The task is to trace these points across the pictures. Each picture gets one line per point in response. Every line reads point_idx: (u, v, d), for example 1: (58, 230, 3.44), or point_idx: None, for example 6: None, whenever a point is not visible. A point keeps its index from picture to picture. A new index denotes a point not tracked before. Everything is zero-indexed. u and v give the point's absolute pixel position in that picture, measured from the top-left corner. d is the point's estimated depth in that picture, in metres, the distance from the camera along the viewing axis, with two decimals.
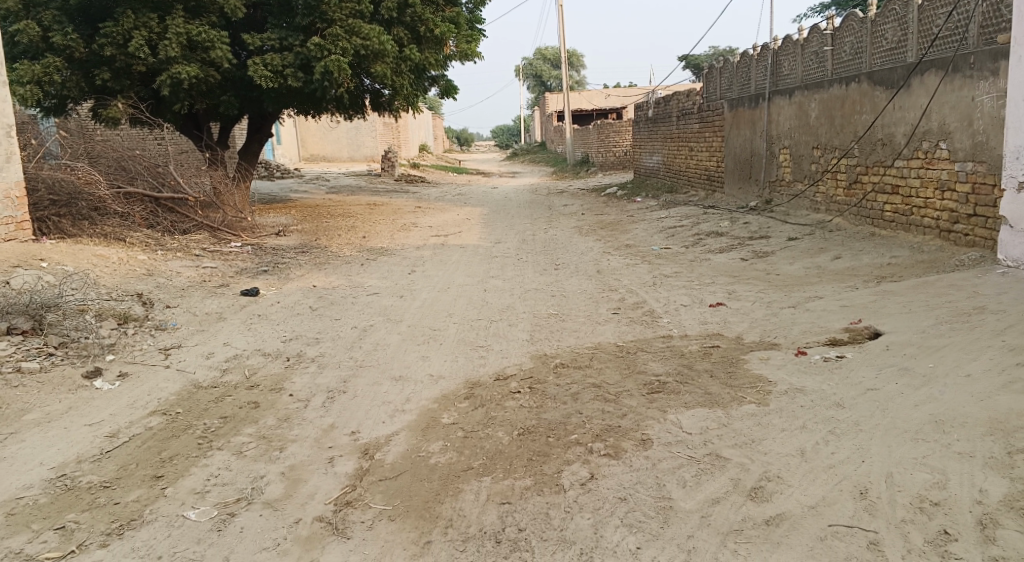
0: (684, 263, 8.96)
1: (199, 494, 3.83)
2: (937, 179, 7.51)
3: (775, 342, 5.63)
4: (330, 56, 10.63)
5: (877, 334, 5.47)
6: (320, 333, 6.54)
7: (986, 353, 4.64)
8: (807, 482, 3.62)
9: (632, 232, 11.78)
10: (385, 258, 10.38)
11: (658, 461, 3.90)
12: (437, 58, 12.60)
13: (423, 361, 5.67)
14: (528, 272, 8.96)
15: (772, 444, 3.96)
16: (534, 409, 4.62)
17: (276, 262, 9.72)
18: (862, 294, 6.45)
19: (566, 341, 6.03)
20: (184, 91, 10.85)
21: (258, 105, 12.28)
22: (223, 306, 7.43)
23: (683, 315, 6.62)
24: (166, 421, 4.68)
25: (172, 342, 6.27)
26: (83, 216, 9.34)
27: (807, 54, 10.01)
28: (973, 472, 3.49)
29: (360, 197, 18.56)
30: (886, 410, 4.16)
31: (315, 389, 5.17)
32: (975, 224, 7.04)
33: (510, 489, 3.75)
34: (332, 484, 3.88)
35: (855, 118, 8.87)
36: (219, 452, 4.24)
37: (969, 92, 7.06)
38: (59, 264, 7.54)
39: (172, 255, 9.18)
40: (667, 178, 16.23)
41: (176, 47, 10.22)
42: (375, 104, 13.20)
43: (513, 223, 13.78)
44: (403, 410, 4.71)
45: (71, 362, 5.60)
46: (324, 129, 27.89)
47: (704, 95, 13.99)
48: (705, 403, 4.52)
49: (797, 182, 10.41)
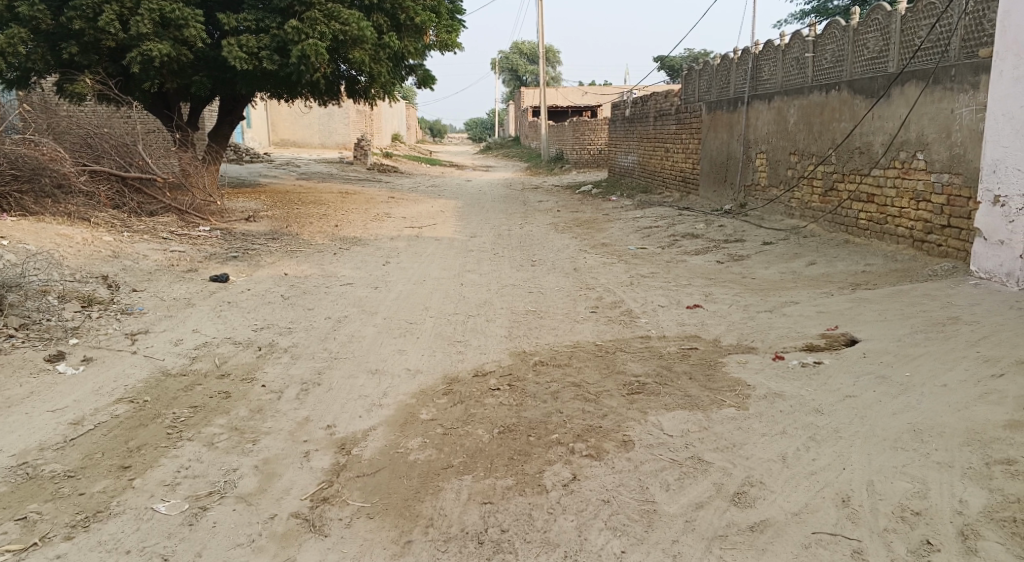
0: (660, 264, 8.96)
1: (169, 486, 3.71)
2: (913, 189, 7.60)
3: (753, 346, 5.64)
4: (307, 40, 10.44)
5: (854, 341, 5.51)
6: (292, 323, 6.41)
7: (961, 363, 4.69)
8: (789, 488, 3.62)
9: (608, 231, 11.77)
10: (359, 248, 10.23)
11: (640, 463, 3.87)
12: (416, 47, 12.47)
13: (400, 355, 5.57)
14: (505, 268, 8.90)
15: (753, 449, 3.95)
16: (513, 407, 4.56)
17: (247, 248, 9.53)
18: (838, 300, 6.50)
19: (545, 339, 5.97)
20: (155, 69, 10.58)
21: (232, 87, 12.02)
22: (193, 291, 7.25)
23: (661, 315, 6.61)
24: (133, 408, 4.53)
25: (140, 327, 6.10)
26: (47, 193, 8.92)
27: (788, 60, 10.07)
28: (953, 483, 3.52)
29: (332, 185, 18.32)
30: (865, 418, 4.18)
31: (289, 380, 5.06)
32: (948, 235, 7.14)
33: (492, 488, 3.69)
34: (308, 479, 3.79)
35: (833, 126, 8.95)
36: (189, 443, 4.11)
37: (949, 104, 7.15)
38: (20, 242, 7.29)
39: (139, 238, 8.95)
40: (642, 179, 16.27)
41: (148, 24, 9.98)
42: (351, 91, 13.02)
43: (488, 218, 13.70)
44: (380, 404, 4.63)
45: (32, 345, 5.42)
46: (296, 114, 27.50)
47: (682, 96, 14.02)
48: (685, 406, 4.50)
49: (773, 187, 10.48)
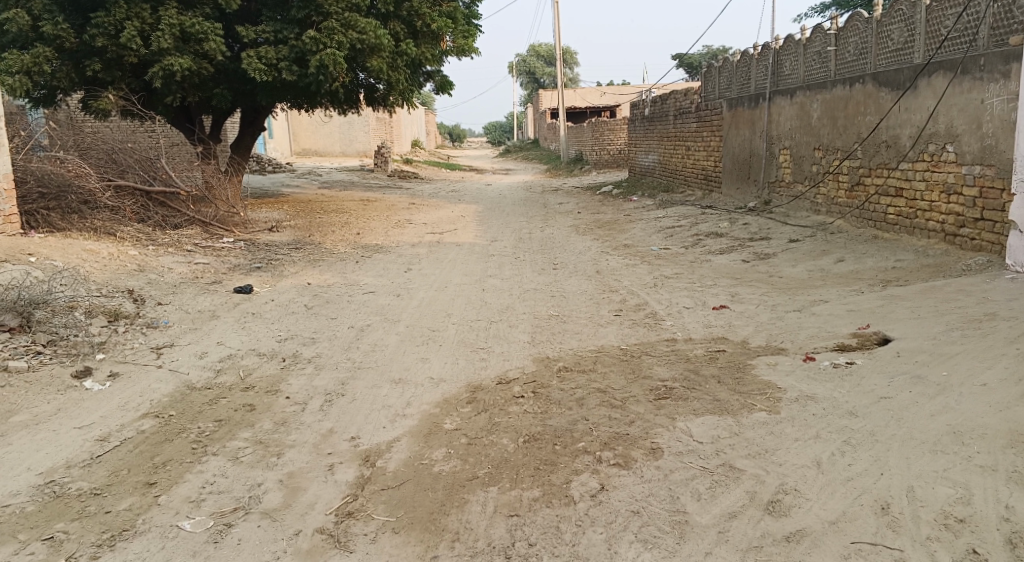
0: (685, 264, 8.85)
1: (194, 502, 3.69)
2: (944, 182, 7.42)
3: (781, 347, 5.52)
4: (326, 49, 10.46)
5: (887, 340, 5.37)
6: (316, 333, 6.39)
7: (1000, 361, 4.54)
8: (826, 496, 3.51)
9: (629, 232, 11.66)
10: (380, 255, 10.24)
11: (670, 472, 3.78)
12: (434, 53, 12.45)
13: (423, 363, 5.53)
14: (527, 272, 8.84)
15: (786, 455, 3.85)
16: (538, 415, 4.49)
17: (270, 258, 9.56)
18: (869, 298, 6.34)
19: (569, 344, 5.90)
20: (177, 83, 10.65)
21: (252, 99, 12.09)
22: (216, 303, 7.27)
23: (686, 317, 6.50)
24: (158, 423, 4.53)
25: (165, 340, 6.11)
26: (73, 209, 9.05)
27: (809, 54, 9.91)
28: (997, 488, 3.40)
29: (353, 193, 18.36)
30: (901, 420, 4.05)
31: (313, 391, 5.03)
32: (982, 228, 6.96)
33: (518, 500, 3.62)
34: (333, 493, 3.75)
35: (858, 120, 8.78)
36: (214, 458, 4.09)
37: (979, 94, 6.97)
38: (47, 259, 7.35)
39: (164, 251, 9.00)
40: (664, 178, 16.13)
41: (168, 38, 10.01)
42: (370, 99, 13.04)
43: (509, 221, 13.66)
44: (403, 415, 4.58)
45: (59, 361, 5.44)
46: (316, 123, 27.66)
47: (702, 94, 13.87)
48: (715, 411, 4.40)
49: (798, 184, 10.31)
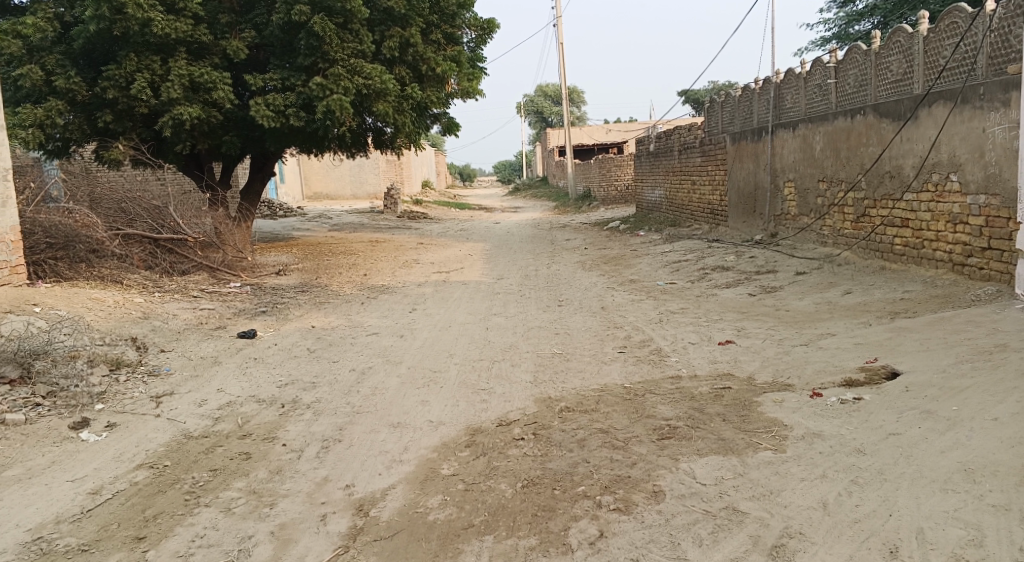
0: (691, 299, 8.76)
1: (182, 557, 3.62)
2: (949, 212, 7.34)
3: (788, 383, 5.40)
4: (332, 95, 10.56)
5: (895, 374, 5.25)
6: (317, 377, 6.33)
7: (1012, 395, 4.41)
8: (832, 539, 3.39)
9: (635, 267, 11.60)
10: (386, 296, 10.22)
11: (672, 516, 3.67)
12: (439, 96, 12.55)
13: (423, 406, 5.44)
14: (531, 309, 8.78)
15: (791, 496, 3.73)
16: (538, 458, 4.40)
17: (275, 302, 9.56)
18: (877, 330, 6.22)
19: (571, 383, 5.80)
20: (187, 131, 10.77)
21: (260, 146, 12.19)
22: (220, 349, 7.23)
23: (692, 353, 6.40)
24: (152, 474, 4.46)
25: (165, 389, 6.05)
26: (81, 258, 9.08)
27: (810, 87, 9.92)
28: (1011, 528, 3.27)
29: (362, 234, 18.45)
30: (911, 457, 3.93)
31: (310, 438, 4.95)
32: (990, 257, 6.86)
33: (514, 549, 3.53)
34: (324, 545, 3.67)
35: (861, 151, 8.73)
36: (206, 510, 4.01)
37: (980, 123, 6.92)
38: (52, 308, 7.37)
39: (170, 297, 9.00)
40: (670, 213, 16.11)
41: (178, 88, 10.15)
42: (377, 142, 13.13)
43: (515, 259, 13.65)
44: (400, 461, 4.49)
45: (58, 413, 5.39)
46: (326, 166, 27.95)
47: (706, 128, 13.90)
48: (719, 450, 4.29)
49: (803, 216, 10.25)
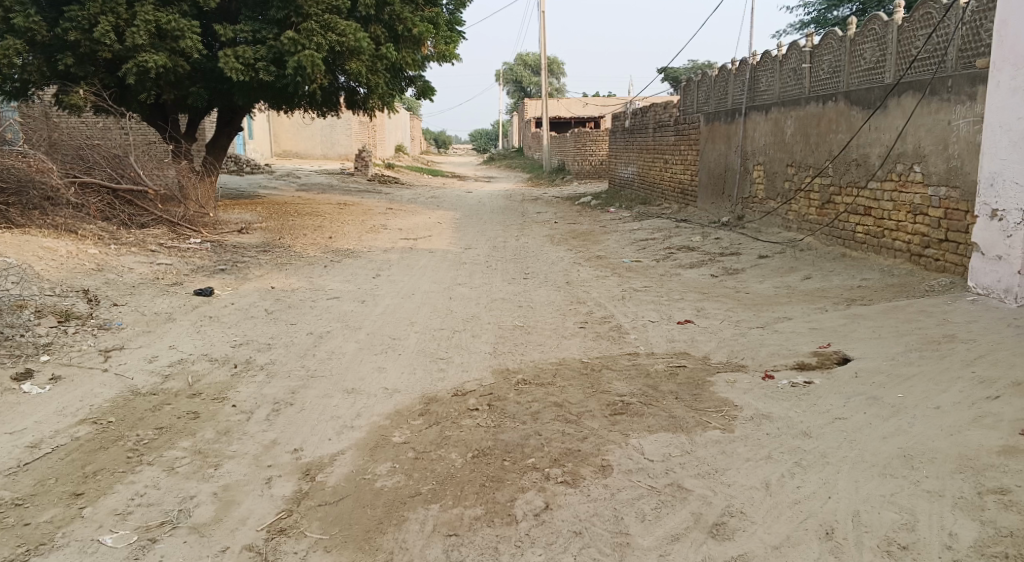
0: (654, 277, 8.79)
1: (120, 515, 3.56)
2: (910, 202, 7.43)
3: (742, 364, 5.46)
4: (303, 51, 10.30)
5: (847, 360, 5.33)
6: (273, 339, 6.25)
7: (957, 384, 4.50)
8: (771, 519, 3.44)
9: (603, 243, 11.60)
10: (350, 260, 10.10)
11: (617, 491, 3.69)
12: (415, 59, 12.30)
13: (379, 373, 5.40)
14: (496, 281, 8.74)
15: (736, 475, 3.78)
16: (490, 429, 4.39)
17: (236, 260, 9.39)
18: (833, 317, 6.30)
19: (530, 355, 5.81)
20: (152, 80, 10.45)
21: (227, 100, 11.90)
22: (175, 306, 7.09)
23: (651, 331, 6.43)
24: (96, 430, 4.38)
25: (115, 343, 5.94)
26: (35, 206, 8.80)
27: (785, 71, 9.93)
28: (944, 514, 3.35)
29: (331, 196, 18.19)
30: (854, 442, 3.99)
31: (261, 400, 4.89)
32: (946, 249, 6.96)
33: (458, 519, 3.53)
34: (267, 507, 3.64)
35: (830, 137, 8.78)
36: (149, 468, 3.96)
37: (946, 115, 6.98)
38: (1, 255, 7.13)
39: (126, 250, 8.80)
40: (641, 191, 16.11)
41: (143, 35, 9.83)
42: (348, 102, 12.89)
43: (484, 229, 13.57)
44: (351, 426, 4.45)
45: (1, 363, 5.25)
46: (297, 125, 27.47)
47: (681, 107, 13.87)
48: (669, 428, 4.32)
49: (770, 200, 10.30)
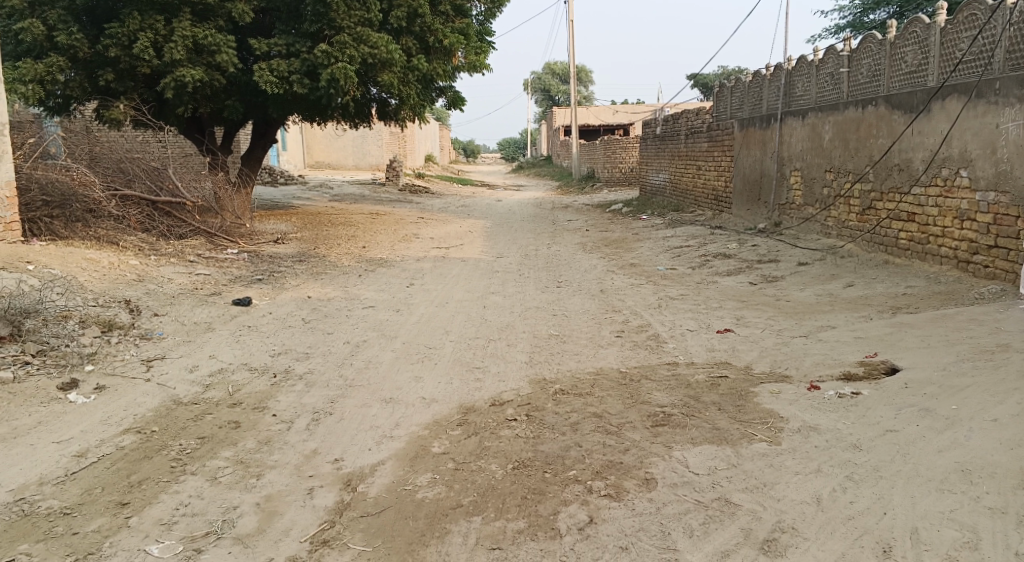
0: (690, 286, 8.68)
1: (165, 525, 3.58)
2: (956, 208, 7.25)
3: (786, 374, 5.35)
4: (337, 63, 10.39)
5: (894, 370, 5.19)
6: (310, 348, 6.27)
7: (1013, 395, 4.35)
8: (824, 535, 3.35)
9: (637, 251, 11.50)
10: (384, 269, 10.13)
11: (663, 505, 3.62)
12: (446, 69, 12.34)
13: (416, 383, 5.38)
14: (529, 289, 8.70)
15: (785, 489, 3.68)
16: (530, 440, 4.34)
17: (272, 270, 9.46)
18: (878, 325, 6.15)
19: (567, 365, 5.75)
20: (189, 94, 10.61)
21: (262, 112, 12.04)
22: (214, 315, 7.15)
23: (689, 340, 6.34)
24: (139, 439, 4.41)
25: (157, 353, 5.99)
26: (77, 218, 8.97)
27: (822, 75, 9.78)
28: (1007, 532, 3.23)
29: (363, 206, 18.31)
30: (907, 455, 3.88)
31: (300, 410, 4.89)
32: (995, 256, 6.78)
33: (502, 532, 3.48)
34: (310, 519, 3.63)
35: (870, 142, 8.62)
36: (192, 478, 3.97)
37: (994, 119, 6.81)
38: (46, 267, 7.24)
39: (166, 261, 8.91)
40: (674, 198, 15.98)
41: (181, 50, 9.97)
42: (380, 113, 12.97)
43: (516, 237, 13.55)
44: (390, 437, 4.43)
45: (46, 372, 5.32)
46: (330, 136, 27.75)
47: (714, 113, 13.74)
48: (713, 440, 4.23)
49: (808, 206, 10.14)
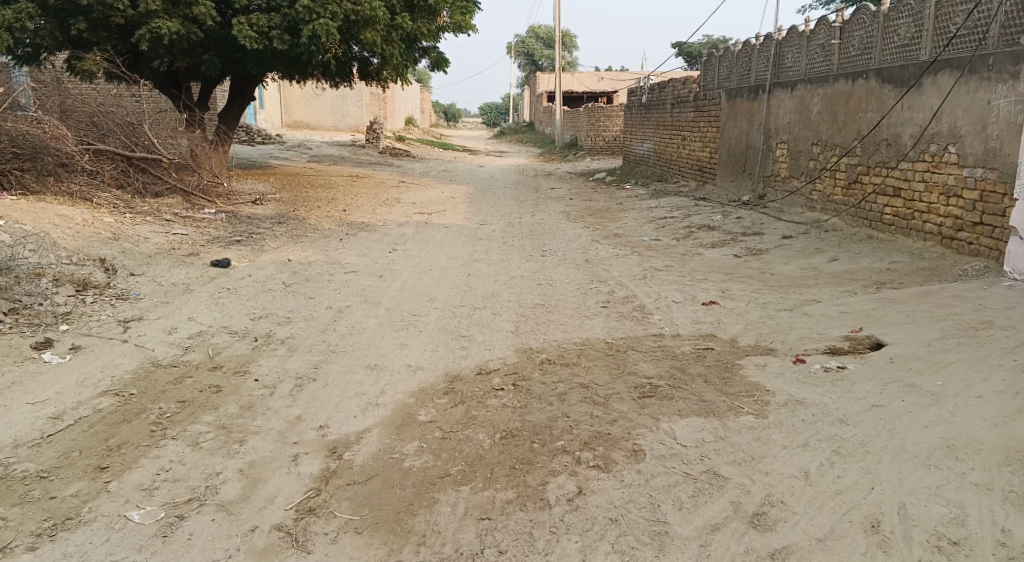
0: (675, 257, 8.65)
1: (146, 491, 3.50)
2: (943, 184, 7.25)
3: (772, 347, 5.34)
4: (318, 19, 10.11)
5: (880, 345, 5.21)
6: (292, 312, 6.16)
7: (998, 373, 4.38)
8: (813, 510, 3.35)
9: (621, 220, 11.45)
10: (366, 234, 9.99)
11: (652, 477, 3.60)
12: (430, 29, 12.08)
13: (401, 350, 5.31)
14: (514, 257, 8.62)
15: (773, 463, 3.68)
16: (517, 409, 4.30)
17: (251, 231, 9.28)
18: (863, 300, 6.16)
19: (553, 335, 5.71)
20: (165, 47, 10.30)
21: (241, 68, 11.72)
22: (192, 277, 7.01)
23: (675, 312, 6.31)
24: (117, 402, 4.31)
25: (134, 313, 5.86)
26: (49, 171, 8.70)
27: (812, 46, 9.70)
28: (993, 509, 3.25)
29: (343, 168, 18.04)
30: (894, 431, 3.89)
31: (283, 375, 4.81)
32: (981, 233, 6.81)
33: (491, 502, 3.45)
34: (295, 486, 3.57)
35: (859, 116, 8.58)
36: (173, 443, 3.89)
37: (985, 95, 6.79)
38: (17, 223, 7.03)
39: (142, 219, 8.71)
40: (657, 168, 15.90)
41: (157, 0, 9.64)
42: (362, 72, 12.71)
43: (499, 204, 13.43)
44: (375, 404, 4.37)
45: (20, 331, 5.18)
46: (308, 96, 27.26)
47: (701, 83, 13.63)
48: (700, 412, 4.22)
49: (794, 179, 10.13)
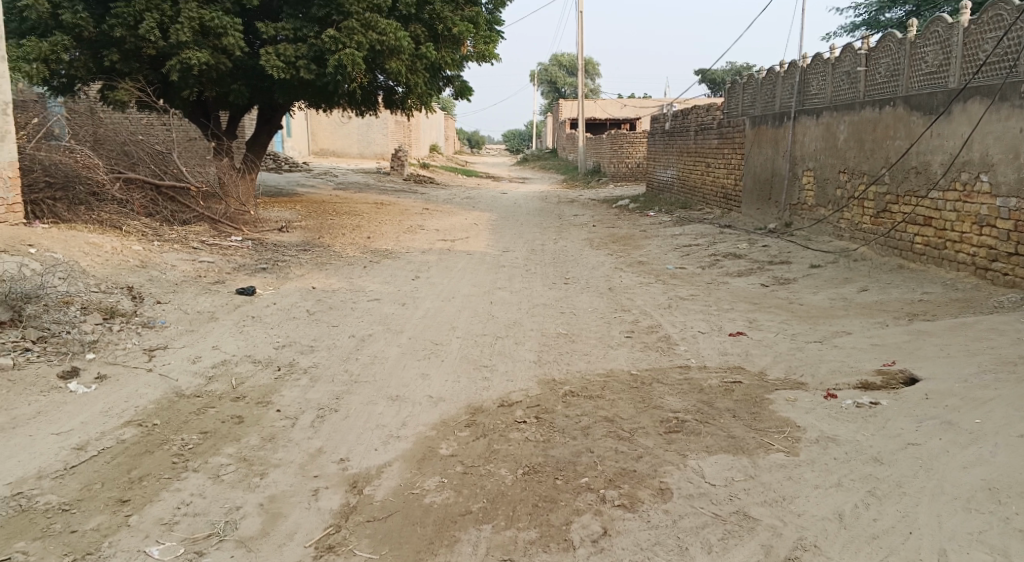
0: (701, 286, 8.55)
1: (167, 525, 3.47)
2: (976, 213, 7.11)
3: (801, 381, 5.23)
4: (344, 49, 10.23)
5: (913, 379, 5.07)
6: (315, 341, 6.15)
7: None
8: (848, 555, 3.24)
9: (645, 248, 11.38)
10: (389, 261, 10.02)
11: (679, 517, 3.51)
12: (454, 58, 12.16)
13: (423, 380, 5.27)
14: (537, 285, 8.57)
15: (805, 504, 3.57)
16: (540, 444, 4.23)
17: (276, 259, 9.34)
18: (894, 332, 6.02)
19: (576, 366, 5.63)
20: (194, 78, 10.46)
21: (268, 97, 11.88)
22: (217, 304, 7.04)
23: (701, 343, 6.21)
24: (140, 433, 4.29)
25: (159, 342, 5.88)
26: (80, 200, 8.82)
27: (838, 73, 9.62)
28: None
29: (367, 195, 18.16)
30: (931, 471, 3.76)
31: (305, 405, 4.78)
32: (1015, 264, 6.65)
33: (514, 542, 3.38)
34: (315, 522, 3.52)
35: (887, 144, 8.47)
36: (194, 475, 3.86)
37: (1018, 123, 6.67)
38: (47, 250, 7.12)
39: (169, 247, 8.79)
40: (681, 194, 15.83)
41: (187, 32, 9.79)
42: (387, 101, 12.82)
43: (522, 231, 13.42)
44: (397, 437, 4.32)
45: (47, 359, 5.21)
46: (335, 123, 27.58)
47: (725, 110, 13.58)
48: (728, 449, 4.12)
49: (820, 207, 10.01)
